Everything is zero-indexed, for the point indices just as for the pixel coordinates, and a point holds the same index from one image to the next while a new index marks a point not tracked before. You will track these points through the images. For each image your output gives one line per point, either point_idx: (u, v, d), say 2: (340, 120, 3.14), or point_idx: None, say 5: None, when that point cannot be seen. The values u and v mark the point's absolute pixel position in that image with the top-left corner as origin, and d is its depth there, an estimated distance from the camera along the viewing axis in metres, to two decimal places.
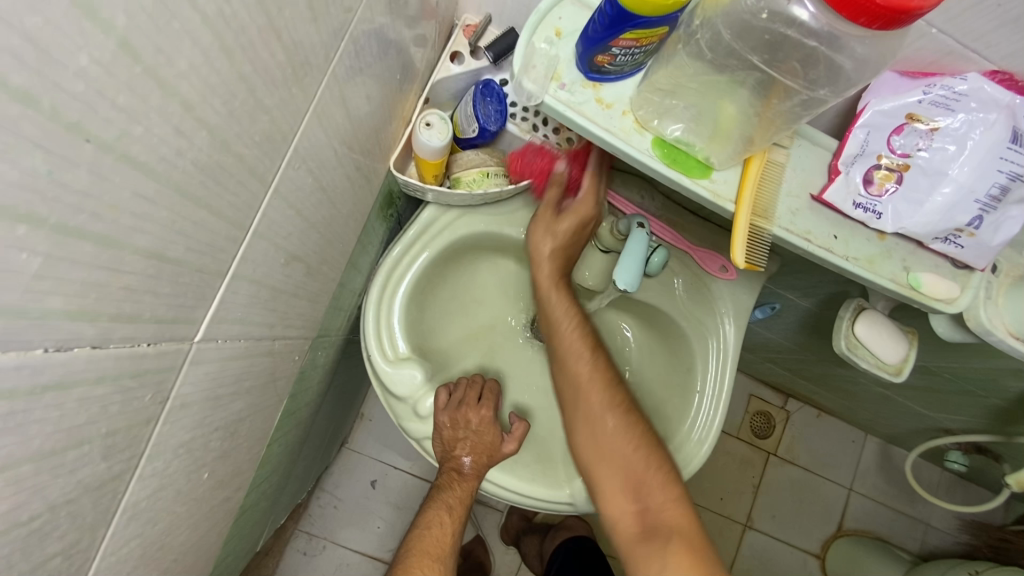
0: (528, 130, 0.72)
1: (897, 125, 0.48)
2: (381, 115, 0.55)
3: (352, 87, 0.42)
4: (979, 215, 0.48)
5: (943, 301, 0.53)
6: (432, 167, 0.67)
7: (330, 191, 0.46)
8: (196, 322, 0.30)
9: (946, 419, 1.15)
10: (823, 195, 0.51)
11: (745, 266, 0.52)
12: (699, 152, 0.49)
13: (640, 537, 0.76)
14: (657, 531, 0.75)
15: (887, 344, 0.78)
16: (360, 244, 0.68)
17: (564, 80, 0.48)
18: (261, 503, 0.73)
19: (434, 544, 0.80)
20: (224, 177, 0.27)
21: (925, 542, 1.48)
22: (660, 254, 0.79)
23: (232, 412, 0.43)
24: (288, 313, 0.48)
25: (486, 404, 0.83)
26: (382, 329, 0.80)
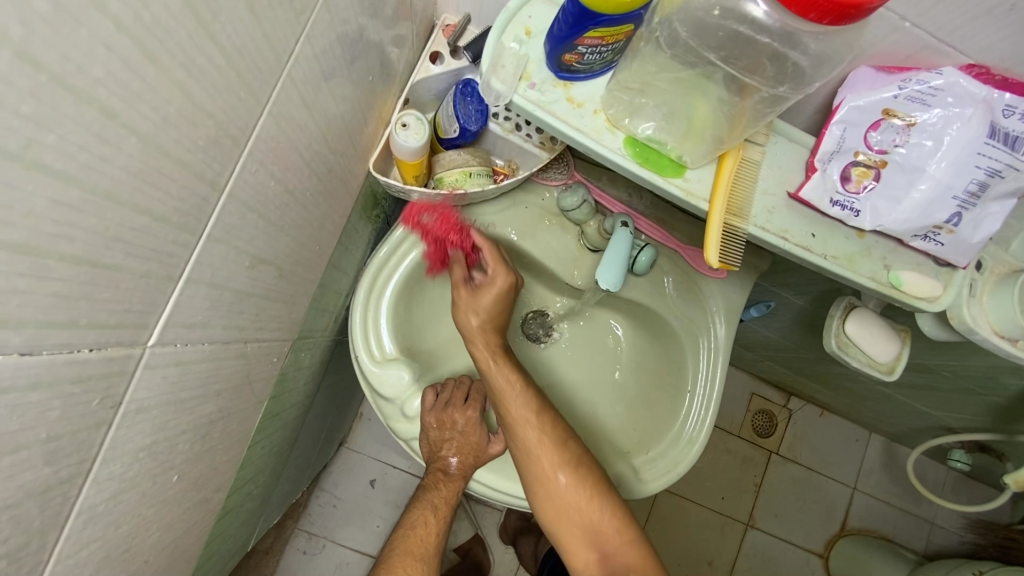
0: (512, 130, 0.72)
1: (874, 121, 0.47)
2: (355, 116, 0.55)
3: (317, 88, 0.42)
4: (957, 212, 0.47)
5: (925, 300, 0.52)
6: (413, 168, 0.67)
7: (299, 193, 0.46)
8: (148, 326, 0.30)
9: (948, 417, 1.13)
10: (799, 193, 0.50)
11: (720, 265, 0.51)
12: (671, 150, 0.49)
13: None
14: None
15: (879, 342, 0.77)
16: (342, 244, 0.68)
17: (534, 79, 0.48)
18: (246, 503, 0.73)
19: (417, 544, 0.80)
20: (165, 183, 0.26)
21: (930, 541, 1.47)
22: (646, 253, 0.80)
23: (200, 414, 0.43)
24: (261, 315, 0.48)
25: (473, 404, 0.83)
26: (368, 330, 0.80)
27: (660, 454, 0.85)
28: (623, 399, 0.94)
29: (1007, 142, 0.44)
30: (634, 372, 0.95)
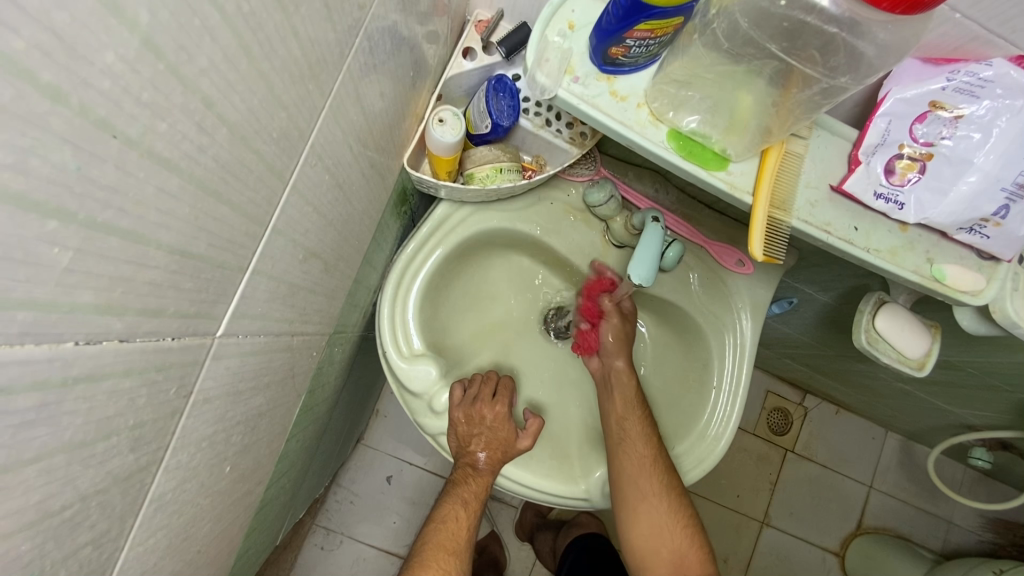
0: (541, 125, 0.72)
1: (920, 113, 0.47)
2: (394, 112, 0.55)
3: (367, 82, 0.42)
4: (1005, 205, 0.46)
5: (969, 294, 0.52)
6: (446, 164, 0.67)
7: (346, 188, 0.46)
8: (218, 317, 0.31)
9: (969, 415, 1.13)
10: (843, 185, 0.50)
11: (763, 259, 0.51)
12: (715, 143, 0.49)
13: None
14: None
15: (909, 337, 0.77)
16: (375, 240, 0.69)
17: (578, 73, 0.48)
18: (279, 497, 0.74)
19: (449, 539, 0.81)
20: (245, 173, 0.27)
21: (947, 540, 1.45)
22: (674, 249, 0.79)
23: (252, 406, 0.44)
24: (307, 309, 0.49)
25: (501, 400, 0.83)
26: (397, 326, 0.80)
27: (683, 452, 0.86)
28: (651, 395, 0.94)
29: None
30: (659, 369, 0.95)
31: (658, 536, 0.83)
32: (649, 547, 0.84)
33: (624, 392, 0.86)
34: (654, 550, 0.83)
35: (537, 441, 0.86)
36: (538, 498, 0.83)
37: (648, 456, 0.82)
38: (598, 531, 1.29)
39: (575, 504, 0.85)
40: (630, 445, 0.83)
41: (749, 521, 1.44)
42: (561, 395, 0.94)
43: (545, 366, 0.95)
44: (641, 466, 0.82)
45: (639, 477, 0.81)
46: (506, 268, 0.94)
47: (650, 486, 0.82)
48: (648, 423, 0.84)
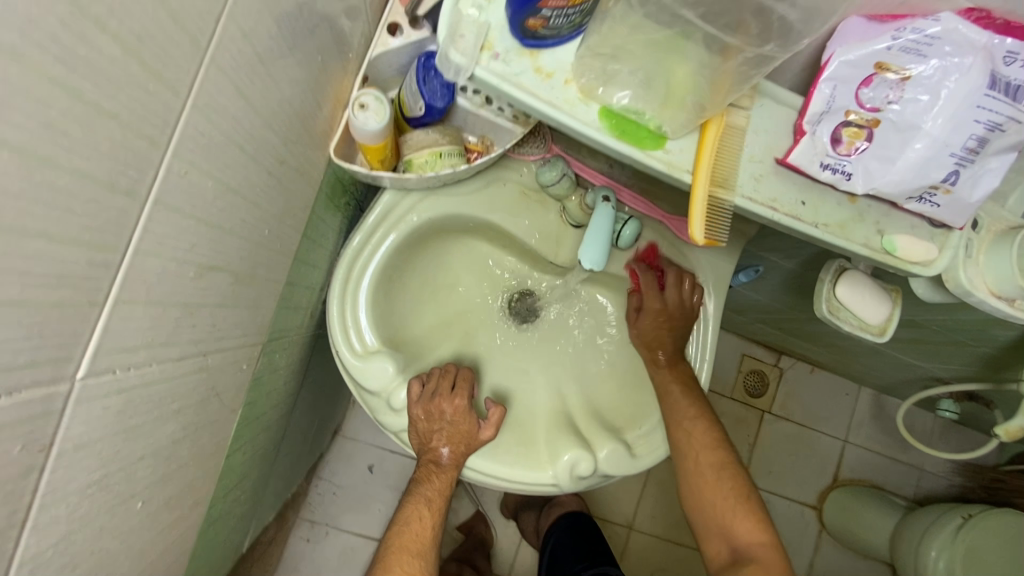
0: (482, 104, 0.68)
1: (866, 76, 0.43)
2: (309, 102, 0.50)
3: (256, 72, 0.37)
4: (955, 171, 0.44)
5: (920, 265, 0.50)
6: (378, 151, 0.61)
7: (249, 189, 0.42)
8: (73, 357, 0.28)
9: (937, 368, 1.14)
10: (788, 158, 0.47)
11: (705, 241, 0.48)
12: (650, 120, 0.45)
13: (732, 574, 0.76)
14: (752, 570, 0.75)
15: (871, 305, 0.75)
16: (309, 237, 0.64)
17: (497, 49, 0.44)
18: (234, 510, 0.71)
19: (413, 540, 0.80)
20: (52, 200, 0.23)
21: (919, 487, 1.50)
22: (631, 227, 0.78)
23: (163, 436, 0.41)
24: (222, 323, 0.45)
25: (460, 393, 0.80)
26: (348, 324, 0.79)
27: (652, 429, 0.85)
28: (599, 388, 0.91)
29: (1008, 92, 0.41)
30: (621, 354, 0.92)
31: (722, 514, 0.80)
32: (712, 527, 0.81)
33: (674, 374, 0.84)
34: (717, 530, 0.80)
35: (501, 430, 0.85)
36: (503, 486, 0.82)
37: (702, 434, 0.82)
38: (577, 509, 1.29)
39: (544, 490, 0.83)
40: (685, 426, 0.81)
41: None
42: (527, 381, 0.91)
43: (510, 353, 0.93)
44: (695, 431, 0.82)
45: (697, 447, 0.82)
46: (463, 256, 0.92)
47: (704, 456, 0.82)
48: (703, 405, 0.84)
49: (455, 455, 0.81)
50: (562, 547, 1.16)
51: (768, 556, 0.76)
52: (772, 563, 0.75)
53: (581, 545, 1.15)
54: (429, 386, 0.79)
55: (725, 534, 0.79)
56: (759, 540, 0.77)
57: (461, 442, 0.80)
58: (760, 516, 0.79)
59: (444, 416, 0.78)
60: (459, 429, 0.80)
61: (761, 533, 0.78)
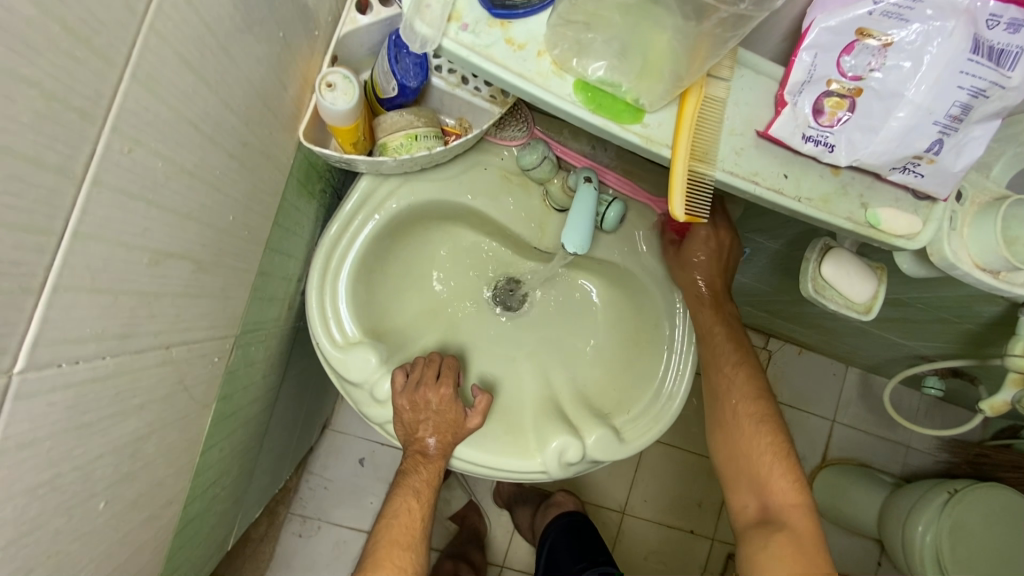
0: (457, 84, 0.66)
1: (847, 43, 0.42)
2: (273, 81, 0.48)
3: (208, 46, 0.35)
4: (938, 140, 0.43)
5: (904, 238, 0.49)
6: (349, 133, 0.59)
7: (207, 173, 0.40)
8: (9, 350, 0.26)
9: (924, 346, 1.14)
10: (769, 131, 0.46)
11: (685, 218, 0.47)
12: (627, 93, 0.44)
13: (757, 528, 0.74)
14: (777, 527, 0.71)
15: (856, 282, 0.75)
16: (281, 225, 0.62)
17: (465, 20, 0.42)
18: (214, 506, 0.69)
19: (403, 532, 0.79)
20: None
21: (906, 464, 1.53)
22: (615, 209, 0.77)
23: (125, 432, 0.39)
24: (187, 314, 0.44)
25: (445, 381, 0.79)
26: (328, 314, 0.77)
27: (640, 413, 0.84)
28: (588, 375, 0.91)
29: (992, 57, 0.40)
30: (608, 340, 0.92)
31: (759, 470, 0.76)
32: (743, 479, 0.78)
33: (715, 314, 0.82)
34: (749, 485, 0.78)
35: (488, 418, 0.83)
36: (491, 474, 0.81)
37: (744, 383, 0.80)
38: (573, 508, 1.29)
39: (533, 477, 0.82)
40: (725, 372, 0.82)
41: None
42: (513, 369, 0.90)
43: (497, 341, 0.91)
44: (733, 374, 0.81)
45: (734, 392, 0.81)
46: (447, 243, 0.90)
47: (743, 403, 0.80)
48: (746, 355, 0.83)
49: (442, 446, 0.79)
50: (559, 549, 1.15)
51: (798, 517, 0.72)
52: (802, 527, 0.71)
53: (577, 547, 1.14)
54: (416, 376, 0.78)
55: (757, 490, 0.76)
56: (793, 501, 0.73)
57: (448, 433, 0.79)
58: (798, 476, 0.74)
59: (432, 404, 0.77)
60: (444, 417, 0.78)
61: (797, 496, 0.73)
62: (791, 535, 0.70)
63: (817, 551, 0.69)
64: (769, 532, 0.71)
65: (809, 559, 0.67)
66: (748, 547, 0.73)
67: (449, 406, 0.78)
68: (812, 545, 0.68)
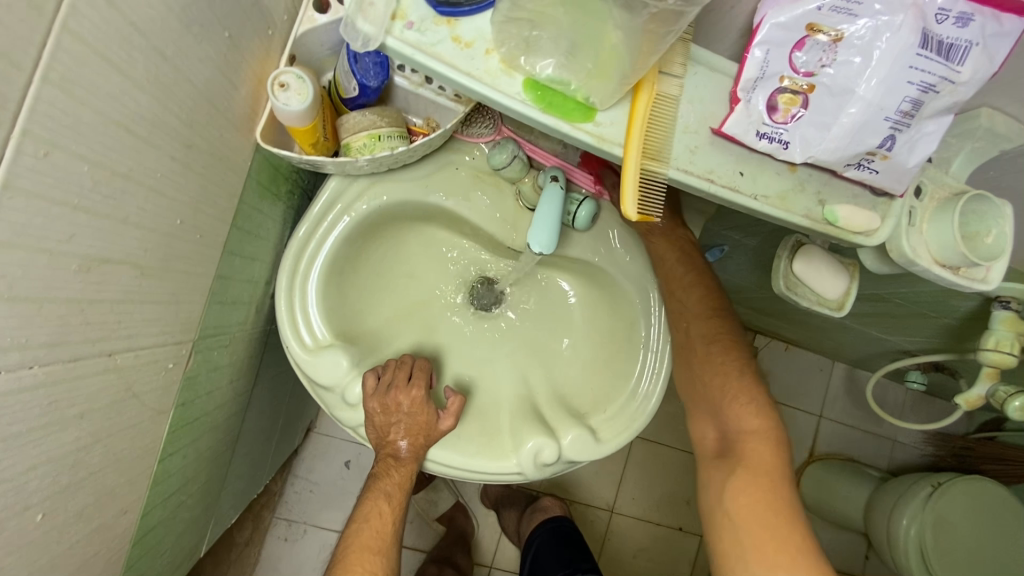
0: (421, 83, 0.65)
1: (798, 39, 0.42)
2: (222, 82, 0.47)
3: (135, 47, 0.35)
4: (891, 136, 0.42)
5: (863, 234, 0.49)
6: (308, 134, 0.58)
7: (146, 177, 0.39)
8: None
9: (904, 341, 1.14)
10: (723, 128, 0.46)
11: (639, 217, 0.47)
12: (577, 92, 0.43)
13: (717, 458, 0.76)
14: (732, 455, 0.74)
15: (827, 279, 0.75)
16: (243, 227, 0.61)
17: (411, 19, 0.41)
18: (180, 513, 0.68)
19: (373, 537, 0.78)
20: None
21: (893, 457, 1.53)
22: (587, 207, 0.76)
23: (62, 442, 0.39)
24: (131, 321, 0.43)
25: (417, 383, 0.78)
26: (297, 317, 0.76)
27: (614, 412, 0.83)
28: (565, 376, 0.90)
29: (942, 51, 0.39)
30: (585, 339, 0.91)
31: (719, 399, 0.79)
32: (705, 410, 0.81)
33: (669, 243, 0.84)
34: (710, 415, 0.80)
35: (461, 421, 0.83)
36: (463, 476, 0.80)
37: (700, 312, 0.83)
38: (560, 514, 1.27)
39: (508, 479, 0.81)
40: (678, 298, 0.83)
41: None
42: (489, 370, 0.90)
43: (473, 342, 0.91)
44: (689, 301, 0.83)
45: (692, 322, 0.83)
46: (421, 243, 0.89)
47: (701, 330, 0.82)
48: (703, 282, 0.84)
49: (411, 451, 0.78)
50: (543, 555, 1.16)
51: (758, 442, 0.73)
52: (758, 454, 0.72)
53: (565, 552, 1.14)
54: (386, 377, 0.77)
55: (717, 418, 0.79)
56: (751, 426, 0.74)
57: (418, 436, 0.78)
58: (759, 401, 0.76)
59: (404, 406, 0.76)
60: (415, 420, 0.77)
61: (755, 420, 0.74)
62: (745, 463, 0.72)
63: (776, 478, 0.70)
64: (725, 461, 0.74)
65: (764, 487, 0.69)
66: (708, 474, 0.77)
67: (422, 409, 0.77)
68: (769, 467, 0.70)
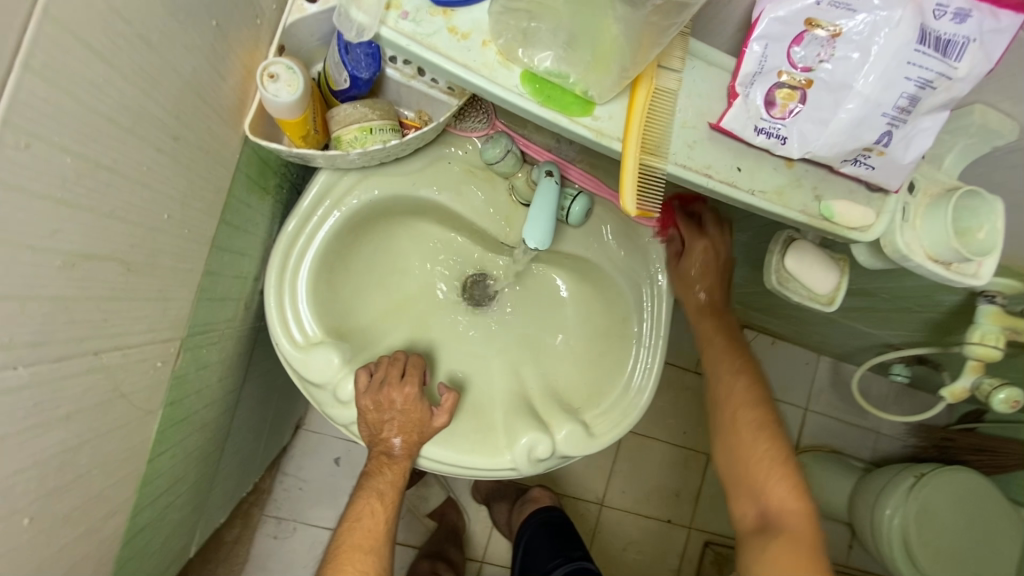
0: (413, 75, 0.64)
1: (797, 34, 0.41)
2: (209, 73, 0.46)
3: (119, 34, 0.33)
4: (887, 132, 0.43)
5: (858, 230, 0.49)
6: (297, 126, 0.56)
7: (132, 170, 0.38)
8: None
9: (890, 335, 1.16)
10: (720, 123, 0.46)
11: (637, 212, 0.46)
12: (575, 85, 0.43)
13: (756, 535, 0.71)
14: (775, 532, 0.69)
15: (818, 274, 0.75)
16: (231, 222, 0.60)
17: (405, 8, 0.40)
18: (169, 514, 0.67)
19: (365, 536, 0.77)
20: None
21: (876, 449, 1.57)
22: (580, 203, 0.76)
23: (49, 444, 0.38)
24: (118, 319, 0.42)
25: (410, 381, 0.77)
26: (287, 314, 0.75)
27: (608, 407, 0.83)
28: (559, 371, 0.90)
29: (939, 47, 0.39)
30: (578, 334, 0.91)
31: (756, 475, 0.73)
32: (741, 486, 0.75)
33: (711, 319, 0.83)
34: (747, 491, 0.74)
35: (455, 417, 0.82)
36: (456, 473, 0.79)
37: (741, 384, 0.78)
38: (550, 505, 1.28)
39: (503, 475, 0.81)
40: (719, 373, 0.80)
41: (696, 455, 1.49)
42: (482, 365, 0.89)
43: (466, 338, 0.90)
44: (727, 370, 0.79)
45: (730, 392, 0.78)
46: (413, 238, 0.88)
47: (739, 404, 0.77)
48: (744, 357, 0.80)
49: (400, 449, 0.77)
50: (537, 544, 1.15)
51: (797, 522, 0.69)
52: (800, 531, 0.68)
53: (556, 543, 1.13)
54: (378, 374, 0.76)
55: (755, 495, 0.73)
56: (790, 505, 0.70)
57: (408, 433, 0.77)
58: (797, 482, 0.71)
59: (394, 401, 0.75)
60: (405, 417, 0.76)
61: (794, 499, 0.70)
62: (789, 541, 0.67)
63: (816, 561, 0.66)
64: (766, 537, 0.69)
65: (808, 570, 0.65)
66: (748, 554, 0.71)
67: (410, 407, 0.76)
68: (811, 548, 0.66)
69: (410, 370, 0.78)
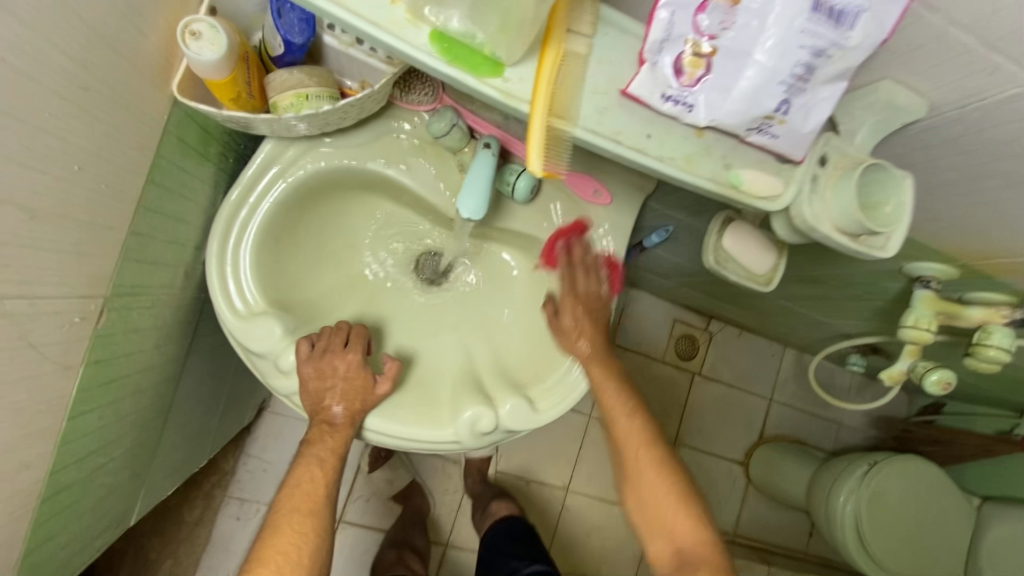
0: (351, 43, 0.63)
1: (700, 2, 0.42)
2: (125, 27, 0.46)
3: None
4: (785, 100, 0.44)
5: (767, 199, 0.51)
6: (228, 88, 0.57)
7: (29, 114, 0.38)
8: None
9: (844, 324, 1.19)
10: (628, 90, 0.47)
11: (544, 172, 0.48)
12: (483, 46, 0.44)
13: None
14: None
15: (756, 254, 0.77)
16: (162, 184, 0.60)
17: None
18: (100, 478, 0.67)
19: (304, 498, 0.78)
20: None
21: (838, 440, 1.61)
22: (524, 179, 0.75)
23: None
24: (22, 266, 0.42)
25: (353, 348, 0.78)
26: (229, 282, 0.75)
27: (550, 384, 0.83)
28: (507, 349, 0.90)
29: (833, 16, 0.40)
30: (527, 312, 0.90)
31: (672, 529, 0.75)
32: (655, 531, 0.76)
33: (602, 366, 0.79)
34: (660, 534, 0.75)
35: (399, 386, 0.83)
36: (402, 444, 0.80)
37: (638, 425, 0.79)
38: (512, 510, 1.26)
39: (446, 448, 0.81)
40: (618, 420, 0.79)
41: None
42: (432, 340, 0.90)
43: (418, 312, 0.91)
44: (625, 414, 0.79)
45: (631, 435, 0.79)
46: (364, 213, 0.88)
47: (637, 441, 0.78)
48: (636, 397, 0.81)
49: (342, 418, 0.78)
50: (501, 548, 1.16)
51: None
52: None
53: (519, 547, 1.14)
54: (317, 342, 0.77)
55: (667, 535, 0.74)
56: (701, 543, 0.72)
57: (353, 403, 0.78)
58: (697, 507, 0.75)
59: (337, 367, 0.76)
60: (349, 386, 0.77)
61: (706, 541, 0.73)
62: None
63: None
64: None
65: None
66: None
67: (354, 374, 0.77)
68: None
69: (353, 339, 0.80)
